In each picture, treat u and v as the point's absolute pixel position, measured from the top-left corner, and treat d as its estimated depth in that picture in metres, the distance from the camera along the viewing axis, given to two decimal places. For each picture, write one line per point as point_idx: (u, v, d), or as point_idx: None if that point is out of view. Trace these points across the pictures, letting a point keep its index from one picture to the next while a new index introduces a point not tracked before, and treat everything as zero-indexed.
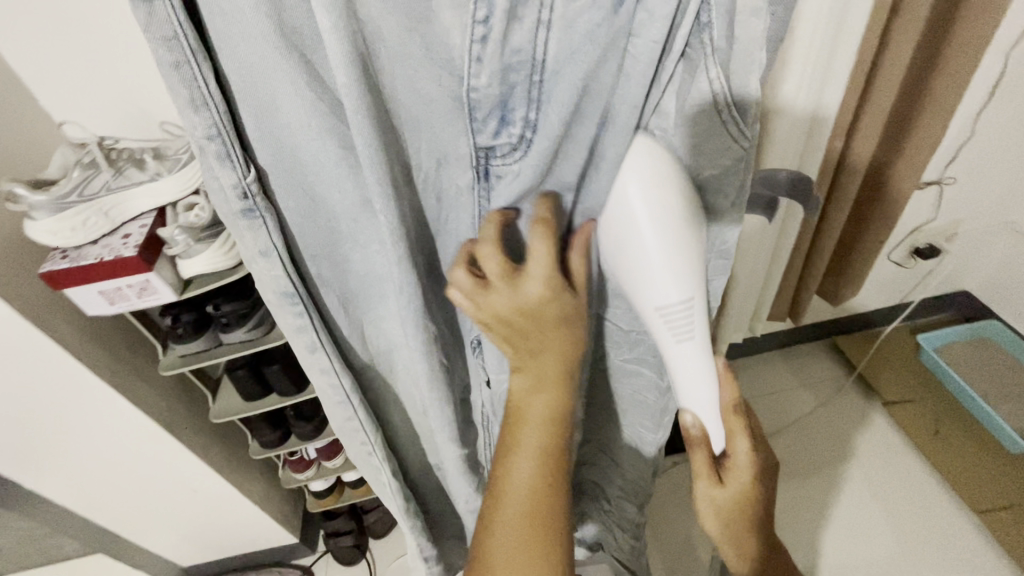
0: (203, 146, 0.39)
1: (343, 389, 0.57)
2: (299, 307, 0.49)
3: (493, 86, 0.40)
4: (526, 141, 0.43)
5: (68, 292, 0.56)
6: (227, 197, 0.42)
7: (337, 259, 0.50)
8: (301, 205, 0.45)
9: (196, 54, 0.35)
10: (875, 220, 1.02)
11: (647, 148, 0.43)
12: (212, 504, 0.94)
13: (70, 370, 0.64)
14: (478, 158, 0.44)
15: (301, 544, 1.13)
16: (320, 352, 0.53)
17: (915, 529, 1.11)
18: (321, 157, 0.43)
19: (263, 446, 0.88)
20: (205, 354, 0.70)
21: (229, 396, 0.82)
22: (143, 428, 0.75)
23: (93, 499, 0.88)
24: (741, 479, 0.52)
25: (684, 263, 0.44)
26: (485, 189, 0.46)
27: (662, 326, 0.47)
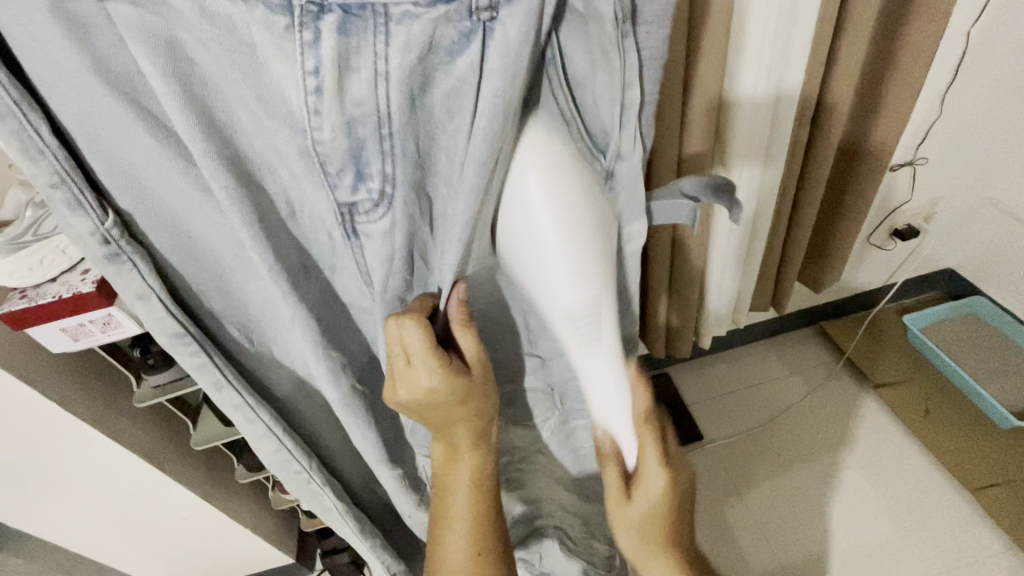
0: (50, 195, 0.39)
1: (263, 421, 0.57)
2: (193, 346, 0.49)
3: (338, 139, 0.39)
4: (387, 197, 0.42)
5: (29, 332, 0.56)
6: (89, 245, 0.42)
7: (227, 295, 0.50)
8: (174, 245, 0.45)
9: (20, 104, 0.36)
10: (848, 205, 1.02)
11: (539, 142, 0.41)
12: (202, 532, 0.94)
13: (41, 408, 0.64)
14: (342, 214, 0.43)
15: (299, 564, 1.12)
16: (228, 389, 0.53)
17: (911, 512, 1.11)
18: (183, 201, 0.43)
19: (249, 470, 0.88)
20: (178, 384, 0.70)
21: (210, 422, 0.82)
22: (124, 461, 0.75)
23: (82, 535, 0.87)
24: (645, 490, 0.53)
25: (581, 259, 0.41)
26: (357, 245, 0.45)
27: (568, 332, 0.45)
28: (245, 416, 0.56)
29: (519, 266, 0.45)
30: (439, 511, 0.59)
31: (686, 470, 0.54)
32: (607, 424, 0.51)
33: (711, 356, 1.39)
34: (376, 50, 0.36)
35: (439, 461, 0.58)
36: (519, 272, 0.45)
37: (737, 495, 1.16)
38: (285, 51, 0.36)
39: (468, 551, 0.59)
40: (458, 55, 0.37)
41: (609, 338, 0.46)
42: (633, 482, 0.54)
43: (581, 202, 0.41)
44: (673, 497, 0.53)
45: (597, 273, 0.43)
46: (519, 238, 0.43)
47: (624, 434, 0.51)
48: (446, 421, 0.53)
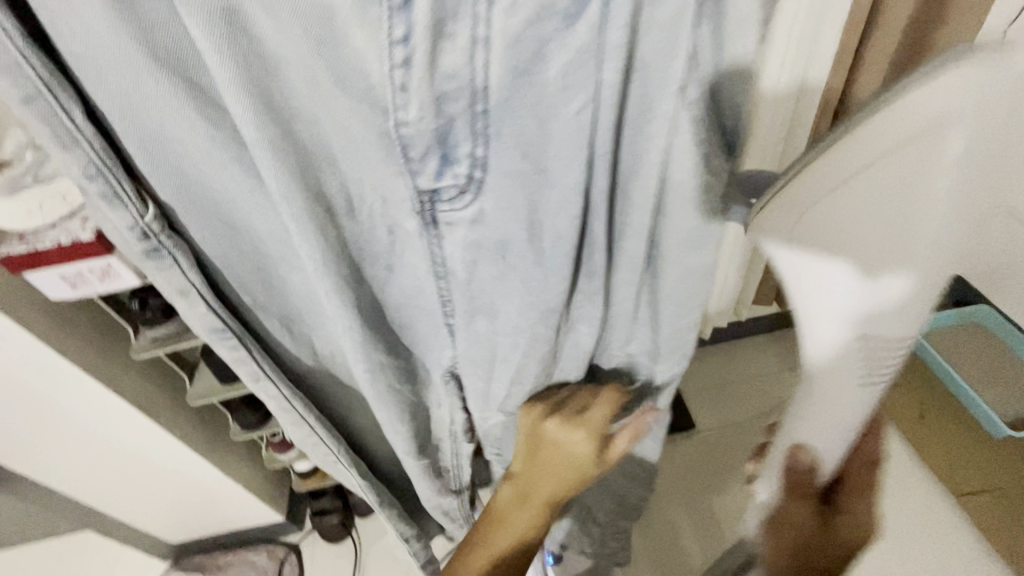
0: (85, 186, 0.39)
1: (284, 399, 0.59)
2: (226, 332, 0.51)
3: (427, 120, 0.35)
4: (475, 181, 0.39)
5: (28, 276, 0.56)
6: (128, 237, 0.42)
7: (269, 281, 0.50)
8: (218, 233, 0.45)
9: (50, 83, 0.35)
10: None
11: (971, 150, 0.34)
12: (194, 484, 0.96)
13: (42, 355, 0.64)
14: (422, 201, 0.40)
15: (288, 522, 1.14)
16: (263, 379, 0.56)
17: (894, 512, 1.12)
18: (235, 186, 0.42)
19: (244, 427, 0.89)
20: (175, 338, 0.70)
21: (206, 378, 0.82)
22: (120, 411, 0.76)
23: (79, 480, 0.89)
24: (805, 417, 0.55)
25: (926, 295, 0.40)
26: (434, 234, 0.43)
27: (861, 350, 0.44)
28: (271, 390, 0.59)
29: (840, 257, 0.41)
30: (523, 462, 0.58)
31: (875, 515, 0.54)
32: (812, 445, 0.50)
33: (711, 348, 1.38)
34: (476, 15, 0.32)
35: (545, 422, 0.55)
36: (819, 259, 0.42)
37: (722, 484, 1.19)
38: (366, 19, 0.32)
39: (530, 522, 0.58)
40: (580, 26, 0.32)
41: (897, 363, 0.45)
42: (830, 516, 0.53)
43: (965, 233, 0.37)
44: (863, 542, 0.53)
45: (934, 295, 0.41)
46: (837, 226, 0.40)
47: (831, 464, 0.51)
48: (546, 459, 0.57)
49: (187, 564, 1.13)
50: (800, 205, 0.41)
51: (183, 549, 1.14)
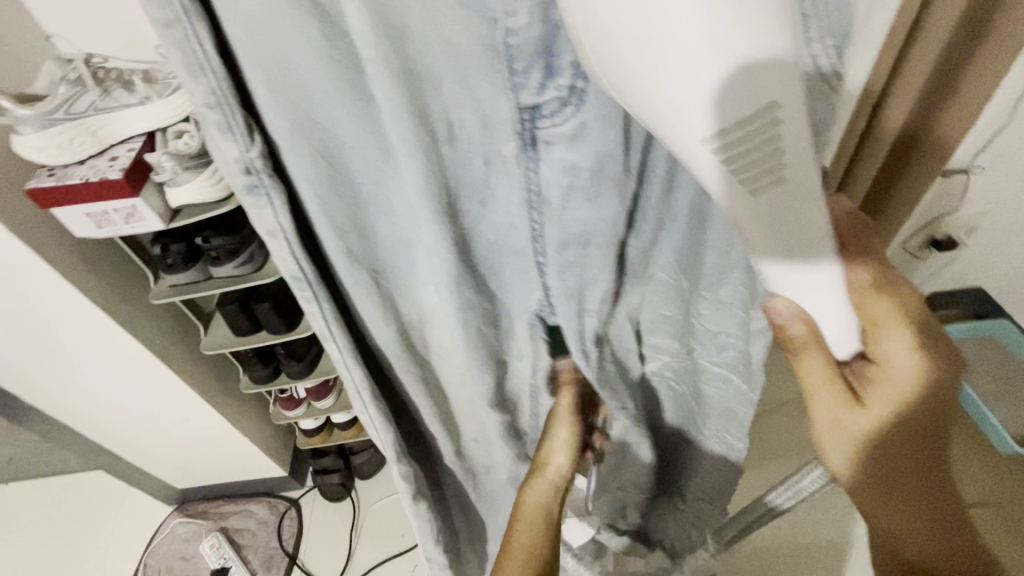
0: (202, 116, 0.33)
1: (354, 382, 0.51)
2: (310, 292, 0.43)
3: (535, 26, 0.31)
4: (578, 93, 0.34)
5: (55, 210, 0.56)
6: (231, 173, 0.36)
7: (365, 234, 0.42)
8: (320, 180, 0.38)
9: (188, 10, 0.29)
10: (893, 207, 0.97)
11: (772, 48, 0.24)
12: (202, 432, 0.98)
13: (64, 290, 0.65)
14: (523, 121, 0.36)
15: (289, 478, 1.16)
16: (331, 341, 0.47)
17: None
18: (339, 116, 0.35)
19: (254, 381, 0.90)
20: (193, 286, 0.71)
21: (221, 329, 0.83)
22: (136, 353, 0.77)
23: (92, 418, 0.91)
24: (893, 388, 0.38)
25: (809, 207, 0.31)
26: (532, 158, 0.38)
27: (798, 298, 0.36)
28: (344, 366, 0.50)
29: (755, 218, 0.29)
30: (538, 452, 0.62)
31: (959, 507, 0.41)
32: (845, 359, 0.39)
33: None
34: None
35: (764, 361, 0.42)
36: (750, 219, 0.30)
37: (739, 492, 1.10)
38: None
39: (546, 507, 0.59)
40: None
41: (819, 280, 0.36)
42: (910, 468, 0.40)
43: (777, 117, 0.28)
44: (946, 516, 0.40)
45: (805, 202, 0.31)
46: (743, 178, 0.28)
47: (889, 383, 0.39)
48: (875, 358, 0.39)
49: (191, 510, 1.16)
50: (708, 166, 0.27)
51: (188, 494, 1.17)
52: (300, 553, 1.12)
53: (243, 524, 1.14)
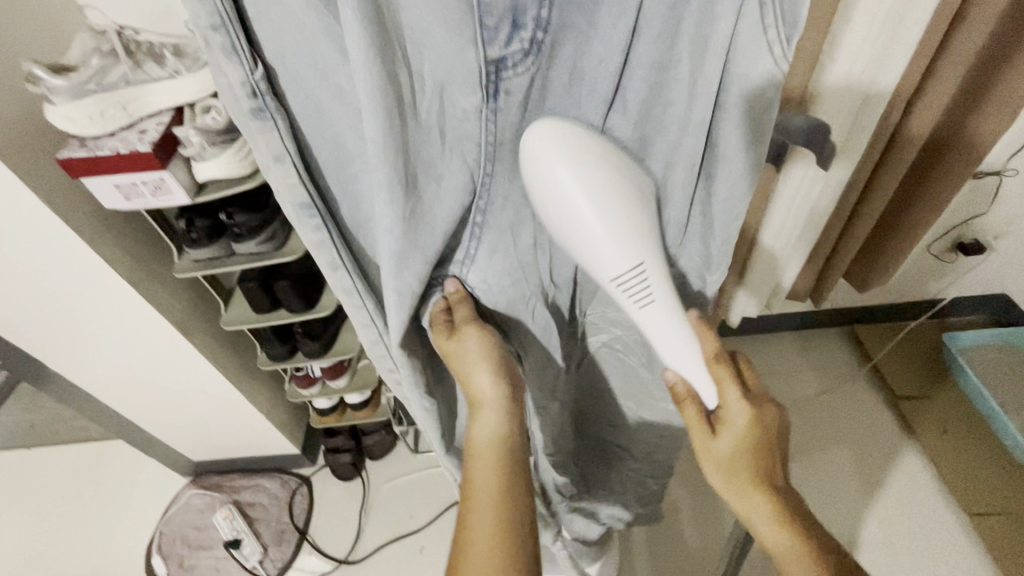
0: (208, 38, 0.34)
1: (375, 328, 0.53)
2: (318, 220, 0.44)
3: None
4: (537, 44, 0.40)
5: (85, 182, 0.57)
6: (236, 98, 0.37)
7: (347, 182, 0.45)
8: (308, 118, 0.41)
9: None
10: (918, 209, 0.95)
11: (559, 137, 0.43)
12: (219, 406, 0.99)
13: (89, 261, 0.67)
14: (488, 73, 0.40)
15: (302, 456, 1.18)
16: (342, 271, 0.48)
17: (897, 514, 1.11)
18: (321, 66, 0.38)
19: (271, 358, 0.92)
20: (216, 262, 0.72)
21: (240, 306, 0.84)
22: (158, 326, 0.78)
23: (113, 389, 0.93)
24: (733, 425, 0.50)
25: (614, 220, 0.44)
26: (493, 108, 0.41)
27: (619, 294, 0.47)
28: (352, 301, 0.51)
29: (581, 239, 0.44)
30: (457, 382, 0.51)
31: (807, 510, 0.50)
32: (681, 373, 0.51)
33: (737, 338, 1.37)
34: None
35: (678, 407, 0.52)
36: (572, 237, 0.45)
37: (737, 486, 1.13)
38: None
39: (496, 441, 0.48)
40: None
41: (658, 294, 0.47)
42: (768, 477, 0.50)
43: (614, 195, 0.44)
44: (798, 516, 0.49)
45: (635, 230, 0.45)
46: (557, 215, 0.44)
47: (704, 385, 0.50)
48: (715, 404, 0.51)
49: (205, 483, 1.19)
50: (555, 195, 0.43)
51: (203, 468, 1.20)
52: (310, 529, 1.13)
53: (255, 500, 1.16)
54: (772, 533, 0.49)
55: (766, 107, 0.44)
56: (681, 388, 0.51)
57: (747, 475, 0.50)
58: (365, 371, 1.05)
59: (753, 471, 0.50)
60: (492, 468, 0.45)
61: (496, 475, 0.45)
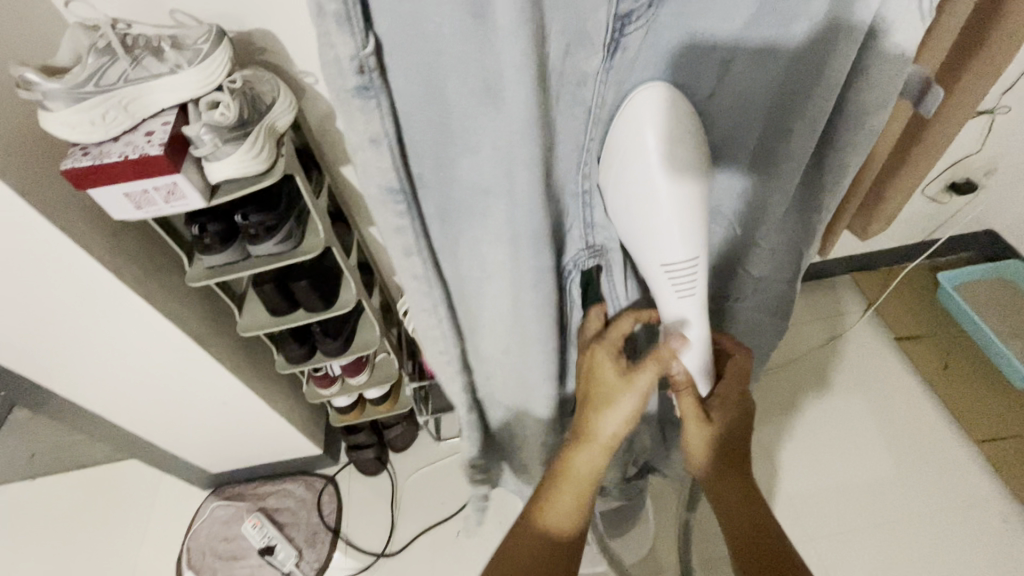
0: (322, 5, 0.34)
1: (434, 298, 0.53)
2: (401, 207, 0.45)
3: None
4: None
5: (92, 192, 0.53)
6: (341, 71, 0.37)
7: (448, 167, 0.45)
8: (417, 94, 0.40)
9: None
10: (910, 157, 0.94)
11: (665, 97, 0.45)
12: (238, 414, 0.97)
13: (102, 277, 0.63)
14: (613, 29, 0.42)
15: (324, 455, 1.16)
16: (416, 258, 0.49)
17: (907, 445, 1.17)
18: (458, 37, 0.37)
19: (290, 360, 0.89)
20: (233, 267, 0.68)
21: (255, 310, 0.81)
22: (174, 339, 0.75)
23: (127, 409, 0.90)
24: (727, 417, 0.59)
25: (690, 211, 0.46)
26: (609, 68, 0.44)
27: (664, 282, 0.50)
28: (421, 288, 0.52)
29: (641, 221, 0.47)
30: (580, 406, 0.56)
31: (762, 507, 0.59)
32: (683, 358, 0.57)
33: None
34: None
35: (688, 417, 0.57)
36: (629, 216, 0.47)
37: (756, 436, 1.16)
38: None
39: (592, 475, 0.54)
40: None
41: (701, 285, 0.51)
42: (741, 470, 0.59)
43: (693, 178, 0.45)
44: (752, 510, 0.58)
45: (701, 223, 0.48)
46: (628, 185, 0.46)
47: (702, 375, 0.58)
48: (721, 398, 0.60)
49: (227, 492, 1.16)
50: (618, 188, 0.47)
51: (222, 478, 1.17)
52: (342, 527, 1.13)
53: (281, 504, 1.14)
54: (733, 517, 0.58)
55: (894, 78, 0.49)
56: (682, 379, 0.56)
57: (717, 460, 0.59)
58: (384, 364, 1.04)
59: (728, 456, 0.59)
60: (573, 497, 0.53)
61: (574, 497, 0.53)
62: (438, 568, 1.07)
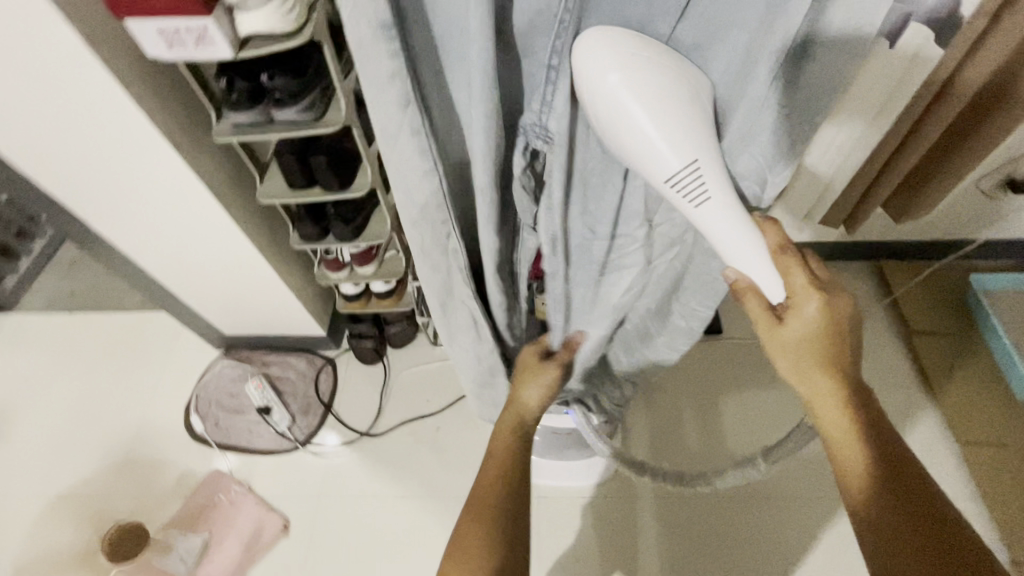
0: None
1: (432, 158, 0.51)
2: (396, 44, 0.43)
3: None
4: None
5: (128, 22, 0.55)
6: None
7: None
8: None
9: None
10: (963, 142, 0.88)
11: (614, 38, 0.45)
12: (251, 282, 1.03)
13: (133, 115, 0.66)
14: None
15: (328, 338, 1.24)
16: (413, 108, 0.47)
17: None
18: None
19: (302, 238, 0.93)
20: (256, 128, 0.70)
21: (276, 181, 0.85)
22: (197, 192, 0.79)
23: (151, 256, 0.96)
24: (809, 326, 0.52)
25: (671, 127, 0.46)
26: None
27: (675, 196, 0.48)
28: (418, 152, 0.51)
29: (632, 142, 0.46)
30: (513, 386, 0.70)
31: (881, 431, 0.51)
32: (734, 267, 0.53)
33: None
34: None
35: (763, 321, 0.54)
36: (616, 129, 0.46)
37: (735, 394, 1.20)
38: None
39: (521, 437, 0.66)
40: None
41: (718, 194, 0.49)
42: (847, 383, 0.52)
43: (670, 98, 0.46)
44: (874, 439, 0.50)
45: (692, 135, 0.47)
46: (608, 122, 0.47)
47: (766, 276, 0.52)
48: (793, 305, 0.53)
49: (237, 355, 1.26)
50: (601, 110, 0.46)
51: (234, 341, 1.26)
52: (335, 404, 1.21)
53: (283, 374, 1.23)
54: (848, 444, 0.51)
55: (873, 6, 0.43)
56: (743, 284, 0.53)
57: (835, 375, 0.52)
58: (392, 260, 1.08)
59: (827, 362, 0.52)
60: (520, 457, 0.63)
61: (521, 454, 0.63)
62: (414, 457, 1.15)
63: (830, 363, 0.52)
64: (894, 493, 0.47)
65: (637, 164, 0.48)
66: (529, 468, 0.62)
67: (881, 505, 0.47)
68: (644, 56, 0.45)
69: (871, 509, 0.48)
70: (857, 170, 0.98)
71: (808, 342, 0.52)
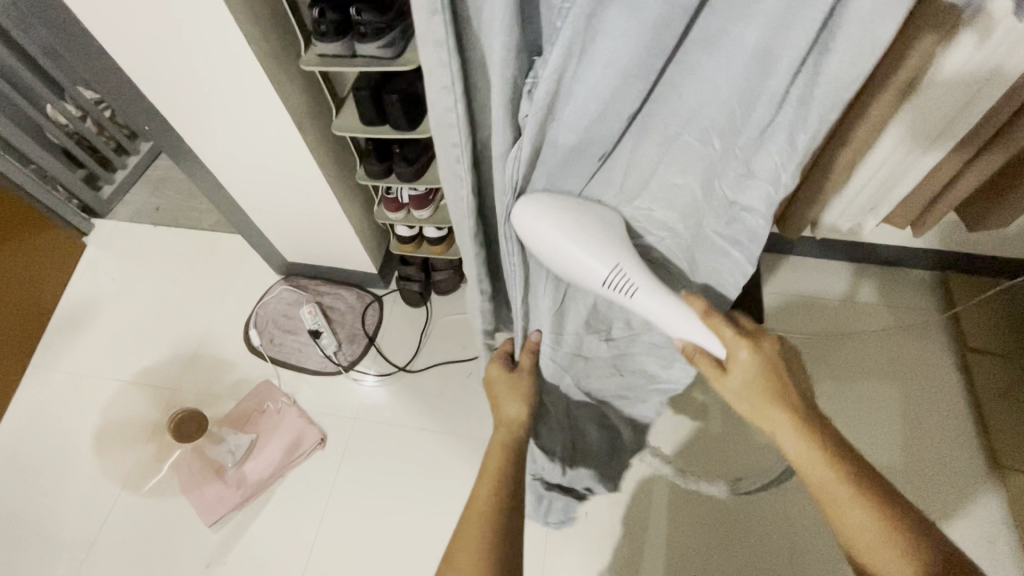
0: None
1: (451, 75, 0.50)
2: None
3: None
4: None
5: None
6: None
7: None
8: None
9: None
10: None
11: (529, 205, 0.56)
12: (316, 213, 1.10)
13: (231, 35, 0.73)
14: None
15: (378, 278, 1.32)
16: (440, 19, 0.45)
17: (926, 448, 1.12)
18: None
19: (368, 174, 0.99)
20: (339, 60, 0.75)
21: (350, 115, 0.90)
22: (279, 118, 0.86)
23: (232, 178, 1.05)
24: (746, 371, 0.59)
25: (597, 249, 0.59)
26: None
27: (613, 291, 0.61)
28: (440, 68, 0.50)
29: (568, 271, 0.60)
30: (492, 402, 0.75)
31: (855, 456, 0.54)
32: (683, 336, 0.62)
33: (808, 259, 1.34)
34: None
35: (712, 377, 0.62)
36: (555, 258, 0.59)
37: None
38: None
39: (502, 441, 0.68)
40: None
41: (645, 279, 0.61)
42: (805, 413, 0.57)
43: (591, 240, 0.58)
44: (852, 461, 0.53)
45: (610, 248, 0.59)
46: (550, 254, 0.59)
47: (705, 340, 0.61)
48: (726, 365, 0.61)
49: (295, 283, 1.36)
50: (538, 250, 0.59)
51: (294, 269, 1.36)
52: (378, 339, 1.29)
53: (334, 304, 1.32)
54: (825, 475, 0.53)
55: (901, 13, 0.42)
56: (689, 347, 0.63)
57: (797, 409, 0.57)
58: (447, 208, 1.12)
59: (778, 395, 0.58)
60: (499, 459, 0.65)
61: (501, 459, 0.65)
62: (444, 397, 1.21)
63: (776, 397, 0.58)
64: (885, 502, 0.51)
65: (580, 281, 0.61)
66: (517, 475, 0.64)
67: (878, 516, 0.50)
68: (566, 206, 0.58)
69: (883, 527, 0.49)
70: (929, 168, 0.95)
71: (759, 373, 0.59)
